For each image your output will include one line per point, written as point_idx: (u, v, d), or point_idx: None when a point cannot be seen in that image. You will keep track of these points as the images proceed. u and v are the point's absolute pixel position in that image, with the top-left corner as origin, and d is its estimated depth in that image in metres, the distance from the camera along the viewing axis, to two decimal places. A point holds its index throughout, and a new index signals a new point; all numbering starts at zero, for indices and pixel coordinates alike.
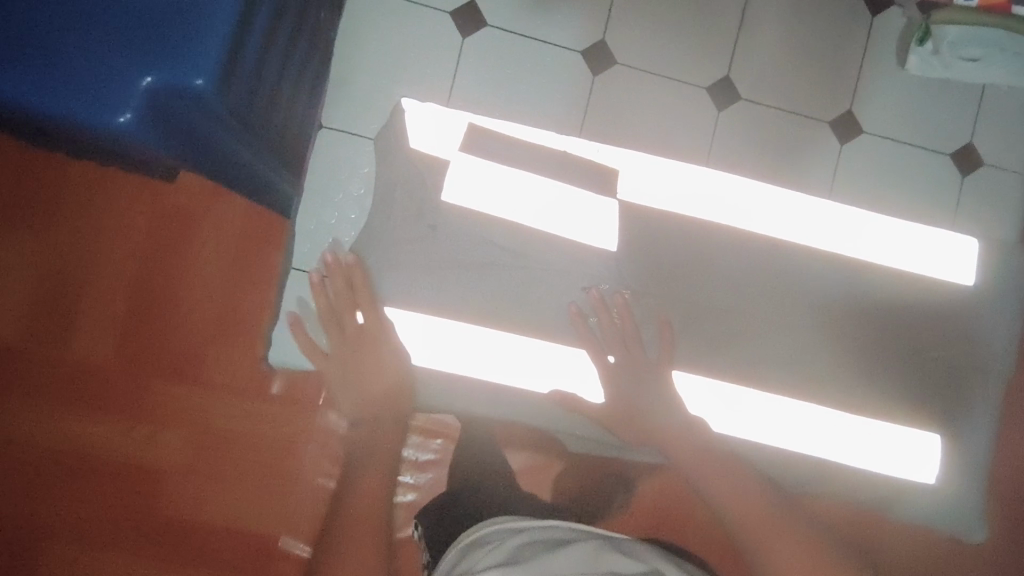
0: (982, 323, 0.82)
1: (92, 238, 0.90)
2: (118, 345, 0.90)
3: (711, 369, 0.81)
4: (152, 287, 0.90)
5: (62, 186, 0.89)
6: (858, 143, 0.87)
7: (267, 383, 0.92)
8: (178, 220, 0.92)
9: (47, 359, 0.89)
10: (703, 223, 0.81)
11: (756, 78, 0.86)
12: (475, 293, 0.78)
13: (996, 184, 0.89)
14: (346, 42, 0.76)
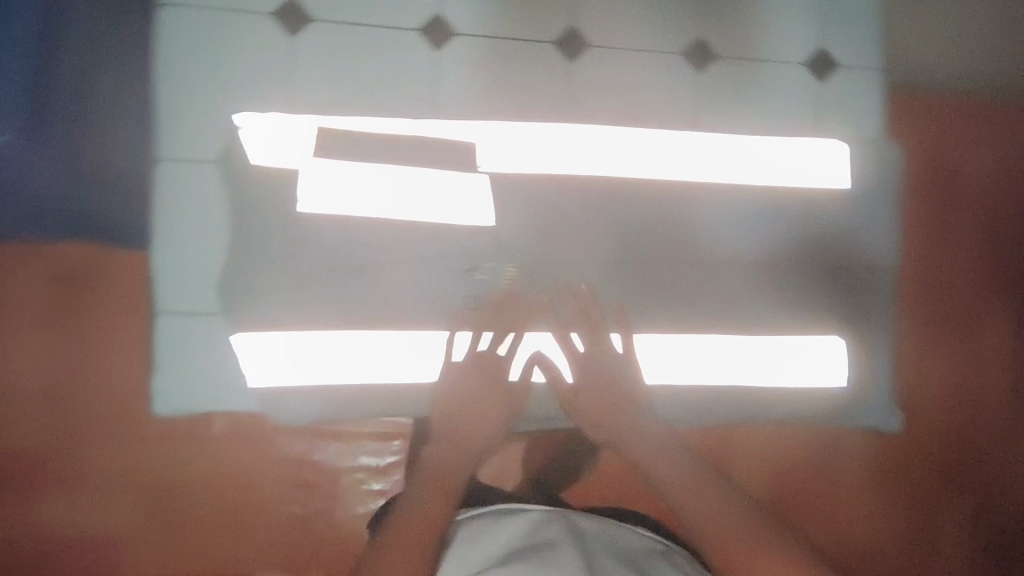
0: (860, 226, 0.87)
1: None
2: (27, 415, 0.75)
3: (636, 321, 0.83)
4: (48, 343, 0.75)
5: None
6: (718, 70, 0.85)
7: (204, 425, 0.76)
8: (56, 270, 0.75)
9: None
10: (575, 182, 0.81)
11: (600, 23, 0.83)
12: (358, 298, 0.76)
13: (861, 82, 0.88)
14: (162, 71, 0.73)
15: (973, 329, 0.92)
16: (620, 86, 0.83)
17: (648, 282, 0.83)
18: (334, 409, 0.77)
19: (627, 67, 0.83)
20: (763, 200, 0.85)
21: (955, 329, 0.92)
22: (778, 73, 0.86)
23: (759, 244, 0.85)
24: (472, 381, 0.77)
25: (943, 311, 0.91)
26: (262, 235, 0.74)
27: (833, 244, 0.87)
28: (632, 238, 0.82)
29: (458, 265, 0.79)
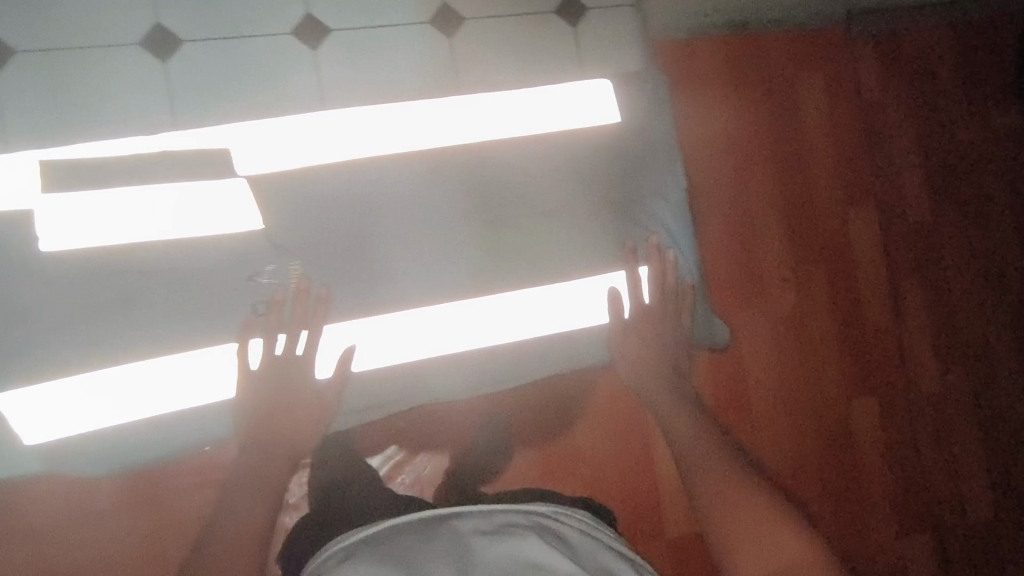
0: (645, 156, 0.89)
1: None
2: None
3: (587, 262, 0.86)
4: None
5: None
6: (469, 31, 0.85)
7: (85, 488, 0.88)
8: None
9: None
10: (344, 166, 0.79)
11: (337, 1, 0.81)
12: (127, 329, 0.73)
13: (615, 20, 0.90)
14: None
15: (747, 267, 1.22)
16: (376, 66, 0.82)
17: (445, 258, 0.82)
18: (139, 439, 0.77)
19: (372, 42, 0.82)
20: (538, 149, 0.84)
21: (732, 270, 1.21)
22: (529, 25, 0.87)
23: (545, 194, 0.85)
24: (278, 386, 0.78)
25: (720, 258, 1.21)
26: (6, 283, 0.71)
27: (621, 180, 0.87)
28: (417, 217, 0.81)
29: (234, 273, 0.77)
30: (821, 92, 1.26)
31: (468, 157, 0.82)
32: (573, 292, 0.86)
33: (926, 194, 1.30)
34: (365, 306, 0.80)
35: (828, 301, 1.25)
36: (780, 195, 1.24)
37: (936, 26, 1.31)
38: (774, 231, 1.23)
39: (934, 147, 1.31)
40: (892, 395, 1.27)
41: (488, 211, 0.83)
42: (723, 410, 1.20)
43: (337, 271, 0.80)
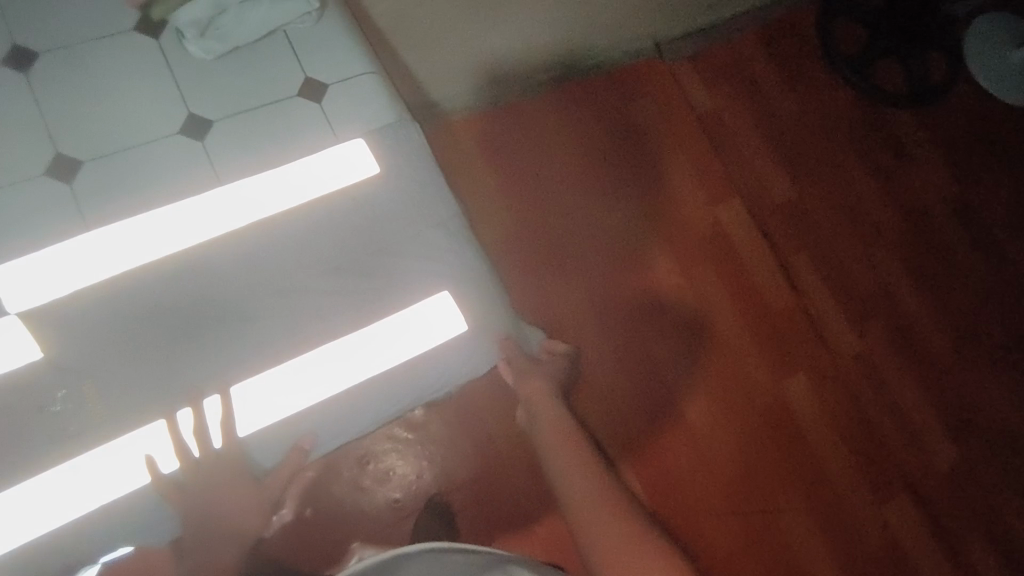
0: (415, 197, 0.93)
1: None
2: None
3: (408, 297, 0.89)
4: None
5: None
6: (217, 131, 0.92)
7: None
8: None
9: None
10: (119, 277, 0.81)
11: (84, 138, 0.88)
12: None
13: (355, 88, 0.97)
14: None
15: (641, 291, 1.37)
16: (140, 182, 0.88)
17: (252, 335, 0.84)
18: None
19: (126, 163, 0.88)
20: (308, 214, 0.88)
21: (629, 288, 1.37)
22: (277, 109, 0.94)
23: (327, 251, 0.88)
24: (199, 474, 0.81)
25: (612, 288, 1.36)
26: None
27: (398, 220, 0.91)
28: (207, 306, 0.84)
29: (26, 408, 0.78)
30: (659, 117, 1.48)
31: (265, 230, 0.86)
32: (419, 317, 0.89)
33: (784, 183, 1.50)
34: (171, 404, 0.81)
35: (726, 291, 1.41)
36: (652, 219, 1.42)
37: (738, 37, 1.57)
38: (660, 250, 1.41)
39: (777, 142, 1.53)
40: (810, 347, 1.40)
41: (323, 264, 0.88)
42: (658, 422, 1.31)
43: (131, 381, 0.81)
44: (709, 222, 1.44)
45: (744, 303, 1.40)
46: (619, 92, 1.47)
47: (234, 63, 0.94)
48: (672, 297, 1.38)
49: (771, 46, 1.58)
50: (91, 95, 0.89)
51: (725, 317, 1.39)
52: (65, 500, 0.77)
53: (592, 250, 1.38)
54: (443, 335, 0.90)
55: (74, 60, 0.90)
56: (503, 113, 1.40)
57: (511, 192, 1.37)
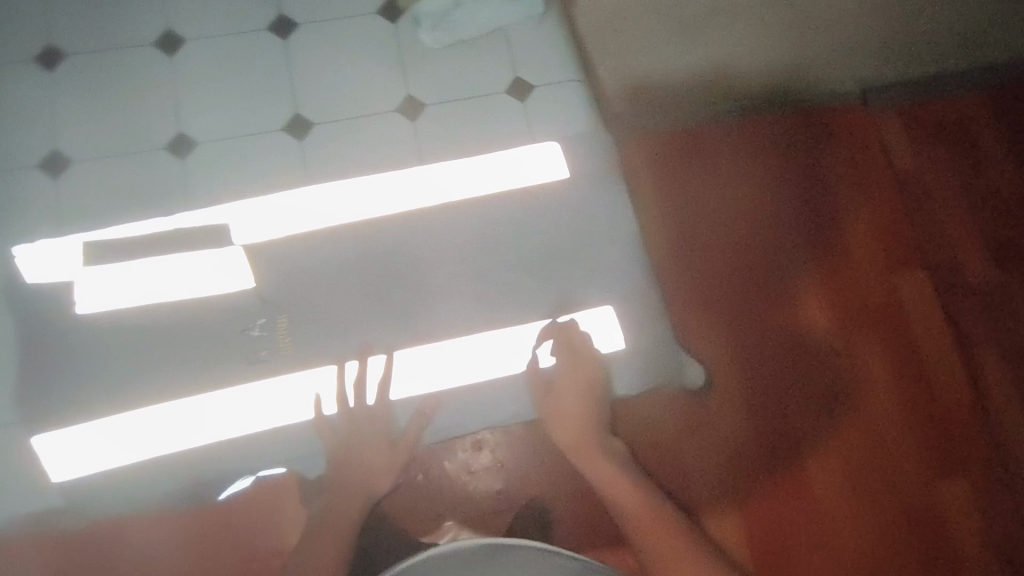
0: (596, 202, 0.94)
1: None
2: None
3: (573, 301, 0.91)
4: None
5: None
6: (429, 114, 0.99)
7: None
8: None
9: None
10: (327, 229, 0.90)
11: (321, 102, 0.99)
12: (140, 385, 0.84)
13: (557, 95, 1.02)
14: None
15: (786, 343, 1.18)
16: (356, 150, 0.97)
17: (415, 304, 0.89)
18: (143, 477, 0.85)
19: (348, 131, 0.98)
20: (496, 204, 0.92)
21: (772, 348, 1.18)
22: (486, 104, 1.00)
23: (497, 244, 0.91)
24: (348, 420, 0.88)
25: (753, 344, 1.18)
26: (43, 347, 0.84)
27: (574, 225, 0.92)
28: (380, 269, 0.89)
29: (227, 327, 0.87)
30: (847, 163, 1.28)
31: (456, 212, 0.91)
32: (576, 323, 0.91)
33: (992, 267, 1.23)
34: (339, 351, 0.88)
35: (890, 378, 1.17)
36: (817, 277, 1.22)
37: (966, 92, 1.32)
38: (817, 300, 1.21)
39: (995, 218, 1.25)
40: (985, 471, 1.13)
41: (499, 255, 0.91)
42: (771, 488, 1.11)
43: (312, 322, 0.89)
44: (885, 294, 1.21)
45: (913, 402, 1.16)
46: (806, 129, 1.29)
47: (456, 55, 1.01)
48: (822, 372, 1.17)
49: (1004, 107, 1.31)
50: (334, 66, 1.00)
51: (885, 409, 1.16)
52: (240, 417, 0.87)
53: (742, 296, 1.20)
54: (596, 347, 0.91)
55: (326, 34, 1.01)
56: (671, 137, 1.27)
57: (662, 212, 1.23)
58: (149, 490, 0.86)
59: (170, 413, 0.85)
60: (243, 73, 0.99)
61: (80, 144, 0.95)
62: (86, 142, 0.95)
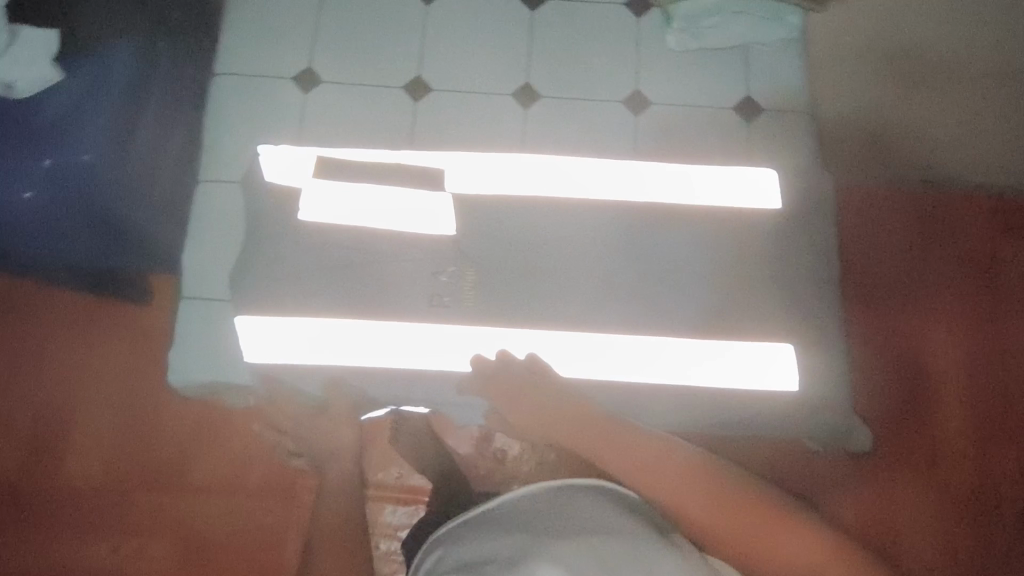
0: (797, 239, 0.94)
1: (83, 405, 1.29)
2: (102, 465, 1.27)
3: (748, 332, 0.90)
4: (150, 444, 1.28)
5: (53, 347, 1.31)
6: (653, 112, 1.00)
7: (243, 476, 1.27)
8: (141, 366, 1.31)
9: (60, 483, 1.27)
10: (534, 199, 0.94)
11: (554, 78, 1.01)
12: (338, 297, 0.91)
13: (784, 123, 1.00)
14: (217, 130, 0.98)
15: (906, 388, 1.13)
16: (575, 130, 0.99)
17: (599, 292, 0.92)
18: (311, 378, 0.90)
19: (572, 111, 1.00)
20: (698, 216, 0.93)
21: (917, 390, 1.13)
22: (713, 116, 0.99)
23: (693, 261, 0.93)
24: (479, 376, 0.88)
25: (901, 379, 1.13)
26: (268, 240, 0.92)
27: (773, 261, 0.93)
28: (574, 253, 0.93)
29: (423, 267, 0.93)
30: None
31: (656, 213, 0.93)
32: (743, 354, 0.90)
33: None
34: (515, 317, 0.91)
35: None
36: (988, 341, 1.15)
37: None
38: (949, 357, 1.14)
39: None
40: None
41: (685, 266, 0.92)
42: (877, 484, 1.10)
43: (498, 282, 0.92)
44: None
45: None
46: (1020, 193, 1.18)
47: (695, 61, 1.01)
48: (953, 421, 1.12)
49: None
50: (572, 47, 1.03)
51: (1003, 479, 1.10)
52: (411, 351, 0.91)
53: (908, 327, 1.15)
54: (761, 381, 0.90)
55: (573, 15, 1.04)
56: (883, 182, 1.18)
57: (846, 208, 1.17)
58: (310, 396, 0.92)
59: (353, 328, 0.90)
60: (488, 34, 1.03)
61: (331, 65, 1.02)
62: (336, 65, 1.02)
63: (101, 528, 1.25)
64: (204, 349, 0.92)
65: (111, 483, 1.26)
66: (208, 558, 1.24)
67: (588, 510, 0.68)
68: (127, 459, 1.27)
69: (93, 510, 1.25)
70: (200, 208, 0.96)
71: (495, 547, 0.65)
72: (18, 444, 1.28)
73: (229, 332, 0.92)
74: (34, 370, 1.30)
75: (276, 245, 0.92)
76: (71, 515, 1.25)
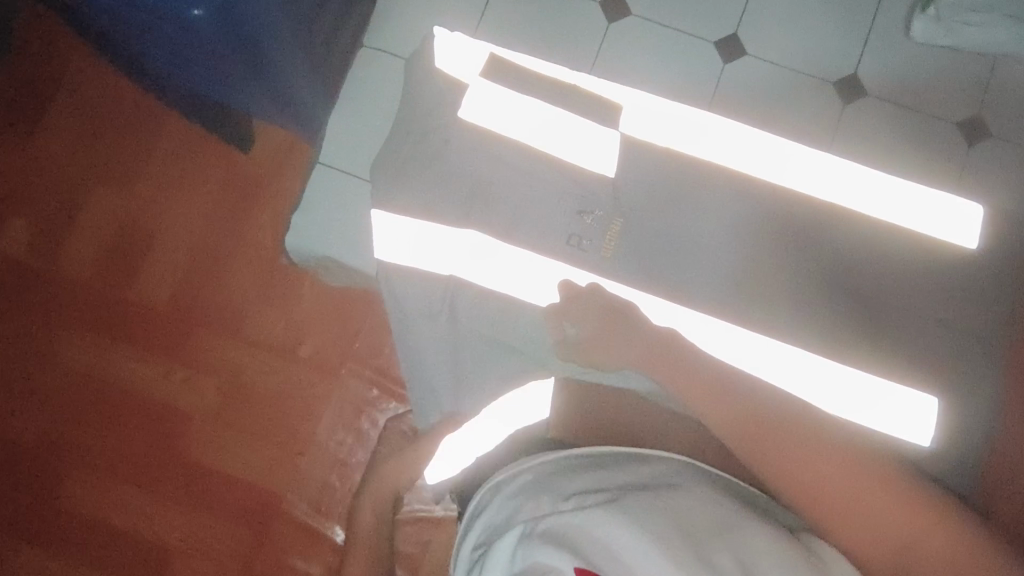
0: (981, 286, 0.84)
1: (168, 231, 1.29)
2: (173, 294, 1.27)
3: (892, 372, 0.83)
4: (220, 289, 1.27)
5: (155, 165, 1.30)
6: (861, 104, 0.90)
7: (298, 347, 1.25)
8: (232, 211, 1.29)
9: (128, 298, 1.27)
10: (706, 164, 0.87)
11: (765, 36, 0.91)
12: (481, 210, 0.86)
13: (1005, 157, 0.88)
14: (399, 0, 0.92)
15: None
16: (770, 101, 0.90)
17: (746, 284, 0.86)
18: (428, 283, 0.86)
19: (772, 79, 0.90)
20: (878, 233, 0.85)
21: None
22: (930, 129, 0.89)
23: (857, 278, 0.85)
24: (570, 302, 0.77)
25: None
26: (421, 131, 0.87)
27: (942, 303, 0.84)
28: (730, 232, 0.86)
29: (572, 202, 0.86)
30: None
31: (830, 220, 0.85)
32: (876, 390, 0.83)
33: None
34: (649, 282, 0.86)
35: None
36: None
37: None
38: None
39: None
40: None
41: (844, 281, 0.85)
42: None
43: (642, 241, 0.86)
44: None
45: None
46: None
47: (927, 61, 0.90)
48: None
49: None
50: (797, 5, 0.91)
51: None
52: (534, 286, 0.86)
53: None
54: (890, 426, 0.82)
55: None
56: None
57: None
58: (417, 299, 0.87)
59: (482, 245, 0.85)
60: None
61: None
62: None
63: (158, 351, 1.26)
64: (330, 223, 0.89)
65: (178, 312, 1.27)
66: (251, 410, 1.24)
67: (661, 483, 0.63)
68: (198, 297, 1.27)
69: (155, 333, 1.26)
70: (361, 76, 0.91)
71: (567, 502, 0.61)
72: (97, 249, 1.28)
73: (357, 213, 0.89)
74: (131, 183, 1.30)
75: (431, 136, 0.87)
76: (131, 331, 1.26)
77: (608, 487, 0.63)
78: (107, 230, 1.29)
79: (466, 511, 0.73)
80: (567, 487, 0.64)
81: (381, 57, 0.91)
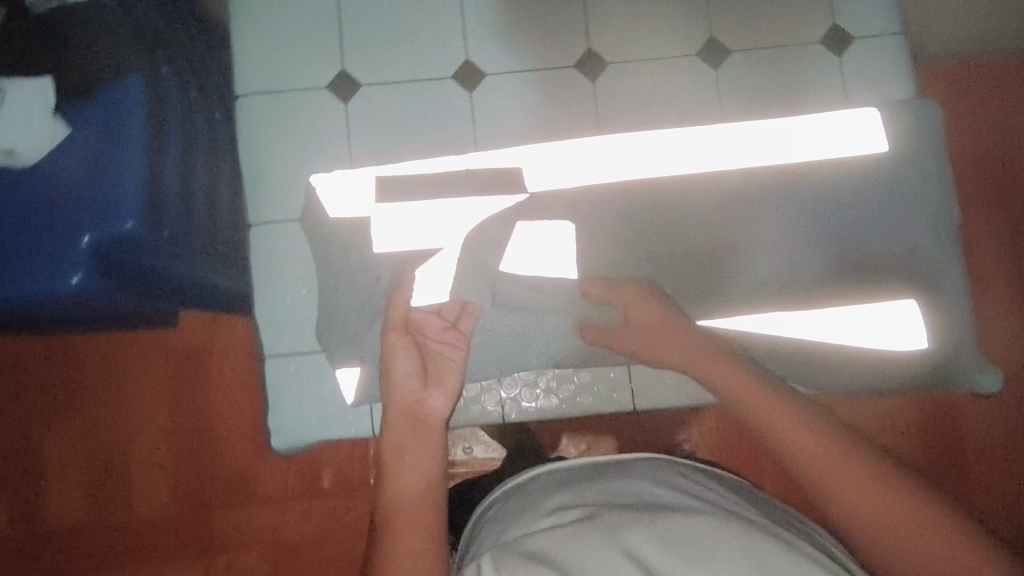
0: (908, 180, 0.87)
1: (128, 436, 1.15)
2: (171, 495, 1.14)
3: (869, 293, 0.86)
4: (210, 463, 1.14)
5: (81, 379, 1.15)
6: (731, 62, 0.91)
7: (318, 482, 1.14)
8: (183, 385, 1.16)
9: (124, 523, 1.13)
10: (624, 184, 0.86)
11: (617, 39, 0.91)
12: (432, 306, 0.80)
13: (875, 52, 0.91)
14: (262, 164, 0.89)
15: None
16: (649, 92, 0.90)
17: (708, 277, 0.87)
18: None
19: (641, 75, 0.90)
20: (803, 174, 0.86)
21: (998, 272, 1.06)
22: (801, 55, 0.91)
23: (804, 220, 0.87)
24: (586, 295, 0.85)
25: None
26: (345, 283, 0.84)
27: (885, 211, 0.87)
28: (674, 236, 0.86)
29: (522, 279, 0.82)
30: None
31: (755, 184, 0.86)
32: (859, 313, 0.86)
33: None
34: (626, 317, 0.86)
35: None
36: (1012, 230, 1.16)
37: None
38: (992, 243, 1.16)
39: None
40: None
41: (793, 232, 0.86)
42: None
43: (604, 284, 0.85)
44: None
45: None
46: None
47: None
48: None
49: None
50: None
51: None
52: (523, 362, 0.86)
53: None
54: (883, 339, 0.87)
55: None
56: None
57: None
58: None
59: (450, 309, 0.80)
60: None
61: (368, 68, 0.90)
62: (374, 66, 0.90)
63: (183, 555, 1.13)
64: (306, 403, 0.88)
65: (184, 508, 1.14)
66: (303, 563, 1.13)
67: (646, 485, 0.60)
68: (195, 484, 1.14)
69: (169, 539, 1.13)
70: (264, 253, 0.88)
71: (544, 520, 0.57)
72: (69, 494, 1.14)
73: (326, 384, 0.87)
74: (65, 410, 1.15)
75: (355, 281, 0.84)
76: (143, 551, 1.13)
77: (582, 496, 0.60)
78: (67, 470, 1.14)
79: (471, 520, 0.69)
80: (547, 500, 0.61)
81: (274, 225, 0.88)
